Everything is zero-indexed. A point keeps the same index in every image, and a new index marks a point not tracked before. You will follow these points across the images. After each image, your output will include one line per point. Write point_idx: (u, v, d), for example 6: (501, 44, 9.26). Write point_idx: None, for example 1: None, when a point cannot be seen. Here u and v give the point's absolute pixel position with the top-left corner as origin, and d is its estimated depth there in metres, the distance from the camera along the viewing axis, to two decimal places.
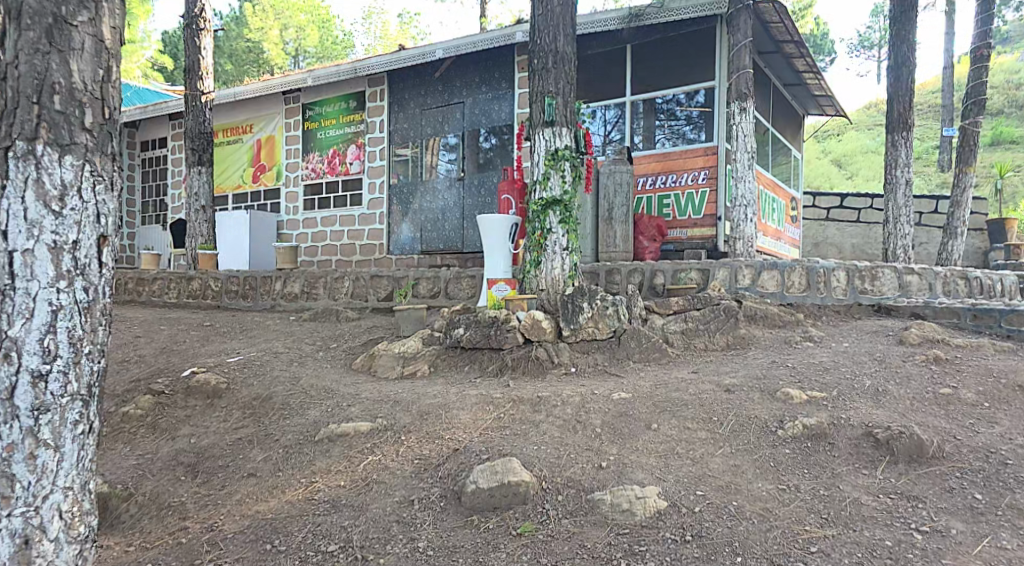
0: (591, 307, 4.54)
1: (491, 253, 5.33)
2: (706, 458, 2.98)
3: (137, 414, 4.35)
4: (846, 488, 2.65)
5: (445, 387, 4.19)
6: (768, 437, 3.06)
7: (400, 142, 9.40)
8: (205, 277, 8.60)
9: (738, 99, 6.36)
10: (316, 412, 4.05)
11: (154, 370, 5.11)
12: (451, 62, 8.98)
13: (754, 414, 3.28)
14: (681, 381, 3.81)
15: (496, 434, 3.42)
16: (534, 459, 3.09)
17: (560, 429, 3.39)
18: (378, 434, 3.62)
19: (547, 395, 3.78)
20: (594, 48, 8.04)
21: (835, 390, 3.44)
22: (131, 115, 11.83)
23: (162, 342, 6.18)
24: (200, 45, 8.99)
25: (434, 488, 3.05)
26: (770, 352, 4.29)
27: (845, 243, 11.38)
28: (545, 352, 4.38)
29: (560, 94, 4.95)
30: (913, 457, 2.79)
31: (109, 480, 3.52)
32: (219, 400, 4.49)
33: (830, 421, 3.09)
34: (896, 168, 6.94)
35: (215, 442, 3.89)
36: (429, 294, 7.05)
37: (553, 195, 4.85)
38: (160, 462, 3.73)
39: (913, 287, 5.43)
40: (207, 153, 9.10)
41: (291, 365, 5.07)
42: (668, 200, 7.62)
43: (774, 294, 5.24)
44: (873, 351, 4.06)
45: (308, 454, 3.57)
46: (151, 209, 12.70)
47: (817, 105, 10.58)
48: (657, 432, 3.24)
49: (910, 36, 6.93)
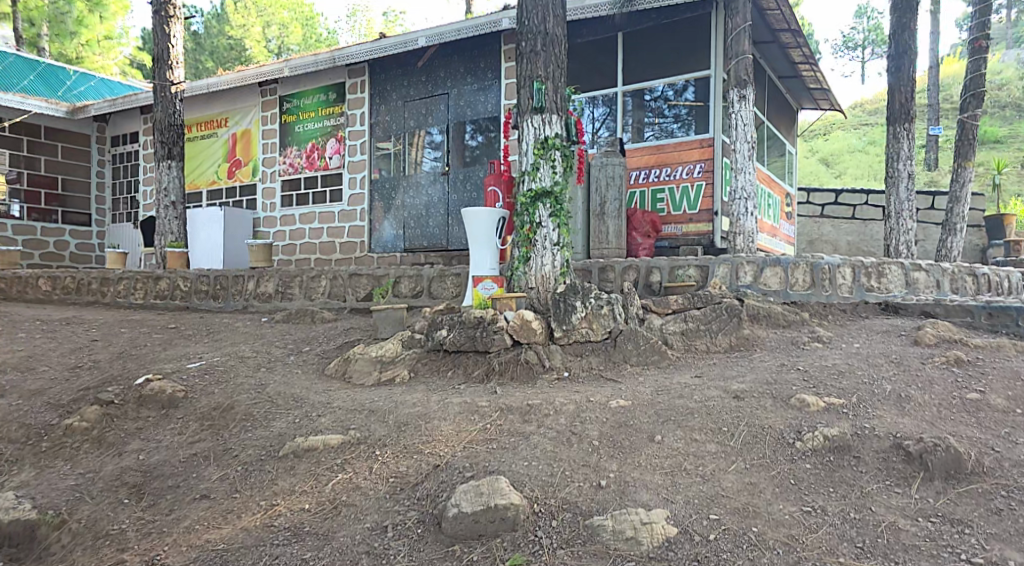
0: (585, 306, 4.20)
1: (477, 250, 4.96)
2: (718, 475, 2.66)
3: (81, 427, 3.94)
4: (878, 510, 2.34)
5: (426, 394, 3.83)
6: (785, 451, 2.74)
7: (382, 136, 9.02)
8: (173, 276, 8.14)
9: (737, 87, 6.05)
10: (282, 423, 3.68)
11: (107, 378, 4.68)
12: (433, 52, 8.61)
13: (768, 423, 2.96)
14: (684, 387, 3.49)
15: (481, 448, 3.07)
16: (525, 478, 2.77)
17: (553, 441, 3.05)
18: (349, 448, 3.26)
19: (538, 403, 3.44)
20: (584, 36, 7.74)
21: (854, 396, 3.13)
22: (99, 107, 11.30)
23: (121, 346, 5.74)
24: (168, 32, 8.52)
25: (410, 512, 2.72)
26: (778, 354, 3.99)
27: (840, 241, 11.18)
28: (536, 355, 4.05)
29: (550, 79, 4.60)
30: (950, 472, 2.48)
31: (40, 507, 3.23)
32: (176, 411, 4.10)
33: (853, 431, 2.78)
34: (898, 161, 6.67)
35: (166, 459, 3.53)
36: (411, 293, 6.68)
37: (543, 186, 4.49)
38: (102, 482, 3.40)
39: (921, 285, 5.16)
40: (177, 146, 8.65)
41: (257, 372, 4.66)
42: (661, 194, 7.30)
43: (777, 291, 4.92)
44: (889, 353, 3.75)
45: (270, 473, 3.21)
46: (122, 206, 12.13)
47: (812, 99, 10.37)
48: (662, 446, 2.91)
49: (913, 24, 6.69)
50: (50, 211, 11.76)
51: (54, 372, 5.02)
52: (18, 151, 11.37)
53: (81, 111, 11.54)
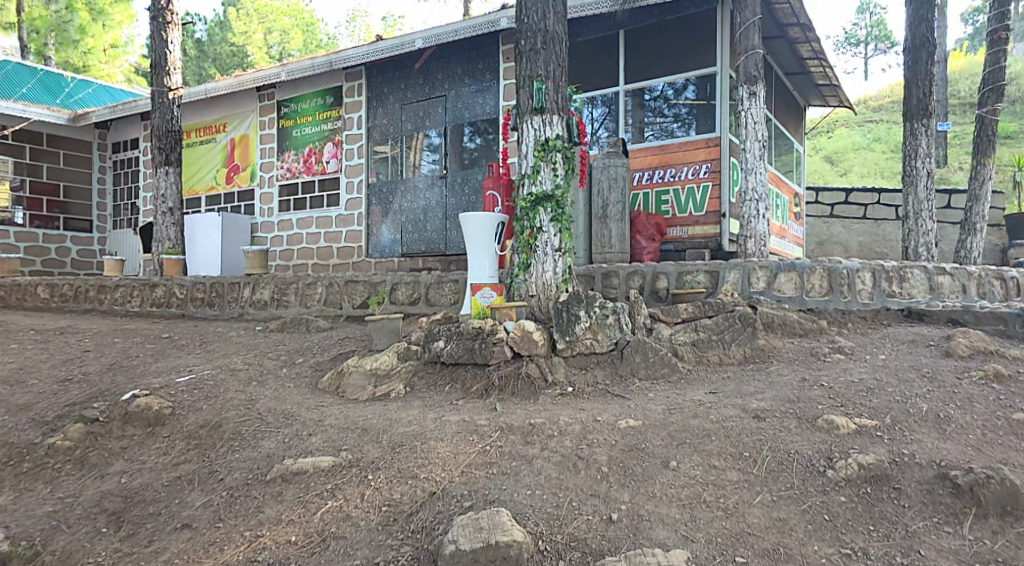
0: (589, 316, 3.96)
1: (476, 257, 4.70)
2: (742, 508, 2.39)
3: (64, 446, 3.70)
4: (928, 554, 2.09)
5: (422, 411, 3.57)
6: (815, 481, 2.48)
7: (379, 139, 8.79)
8: (169, 284, 7.89)
9: (747, 83, 5.78)
10: (271, 443, 3.42)
11: (95, 392, 4.42)
12: (430, 54, 8.38)
13: (795, 448, 2.69)
14: (699, 405, 3.22)
15: (481, 473, 2.82)
16: (528, 511, 2.52)
17: (558, 467, 2.78)
18: (340, 472, 3.00)
19: (541, 423, 3.18)
20: (584, 34, 7.48)
21: (887, 417, 2.86)
22: (100, 114, 11.09)
23: (112, 358, 5.50)
24: (166, 38, 8.30)
25: (404, 548, 2.47)
26: (797, 366, 3.72)
27: (852, 241, 10.87)
28: (538, 369, 3.79)
29: (550, 78, 4.34)
30: (1006, 508, 2.22)
31: (13, 537, 2.98)
32: (162, 429, 3.83)
33: (890, 459, 2.52)
34: (916, 158, 6.39)
35: (148, 482, 3.29)
36: (408, 301, 6.43)
37: (543, 190, 4.24)
38: (81, 509, 3.16)
39: (945, 290, 4.84)
40: (175, 153, 8.41)
41: (248, 386, 4.39)
42: (667, 195, 7.03)
43: (792, 298, 4.67)
44: (919, 366, 3.49)
45: (256, 500, 2.96)
46: (124, 213, 11.89)
47: (821, 96, 10.08)
48: (677, 473, 2.64)
49: (929, 15, 6.40)
50: (52, 218, 11.55)
51: (43, 386, 4.75)
52: (20, 159, 11.19)
53: (83, 118, 11.34)
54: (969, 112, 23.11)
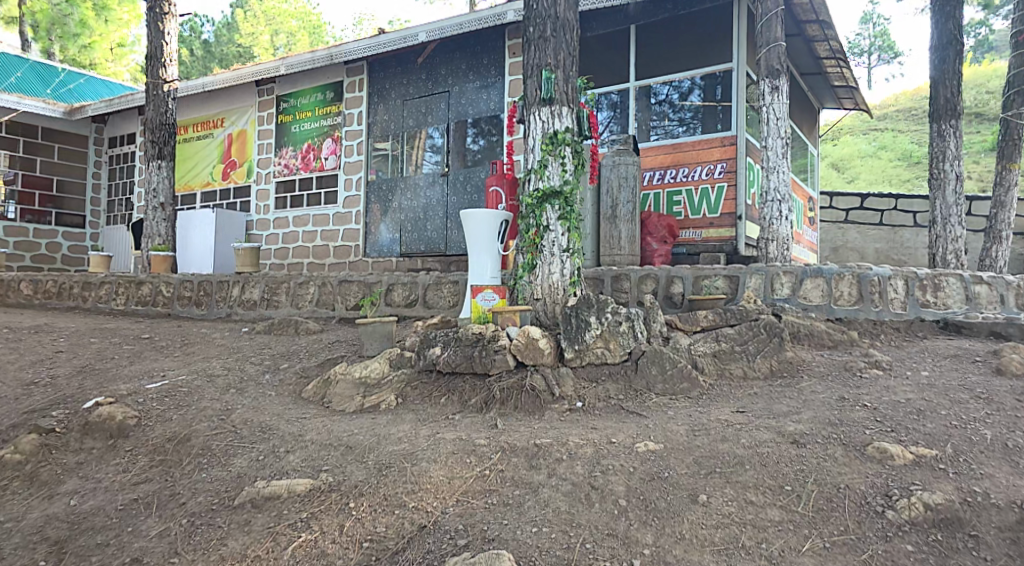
0: (599, 322, 3.61)
1: (477, 257, 4.34)
2: (790, 558, 2.03)
3: (12, 460, 3.29)
4: None
5: (414, 427, 3.18)
6: (874, 525, 2.13)
7: (379, 136, 8.43)
8: (155, 282, 7.51)
9: (769, 77, 5.43)
10: (243, 461, 3.03)
11: (58, 399, 4.01)
12: (434, 48, 8.02)
13: (846, 482, 2.33)
14: (727, 427, 2.84)
15: (479, 504, 2.45)
16: (535, 553, 2.15)
17: (567, 499, 2.40)
18: (317, 498, 2.61)
19: (548, 444, 2.79)
20: (595, 30, 6.95)
21: (947, 446, 2.51)
22: (97, 108, 10.70)
23: (85, 359, 5.11)
24: (162, 29, 7.91)
25: None
26: (830, 383, 3.34)
27: (869, 248, 10.55)
28: (543, 381, 3.40)
29: (560, 67, 3.98)
30: None
31: None
32: (124, 441, 3.43)
33: (961, 498, 2.17)
34: (944, 161, 6.04)
35: (100, 505, 2.89)
36: (405, 303, 6.06)
37: (551, 186, 3.88)
38: (19, 537, 2.77)
39: (983, 300, 4.47)
40: (167, 146, 8.00)
41: (226, 394, 3.99)
42: (679, 196, 6.67)
43: (819, 306, 4.31)
44: (971, 385, 3.15)
45: (220, 530, 2.56)
46: (118, 209, 11.53)
47: (836, 98, 9.75)
48: (709, 510, 2.27)
49: (958, 12, 6.10)
50: (43, 213, 11.14)
51: (6, 389, 4.35)
52: (14, 152, 10.79)
53: (79, 111, 10.88)
54: (979, 122, 22.84)
